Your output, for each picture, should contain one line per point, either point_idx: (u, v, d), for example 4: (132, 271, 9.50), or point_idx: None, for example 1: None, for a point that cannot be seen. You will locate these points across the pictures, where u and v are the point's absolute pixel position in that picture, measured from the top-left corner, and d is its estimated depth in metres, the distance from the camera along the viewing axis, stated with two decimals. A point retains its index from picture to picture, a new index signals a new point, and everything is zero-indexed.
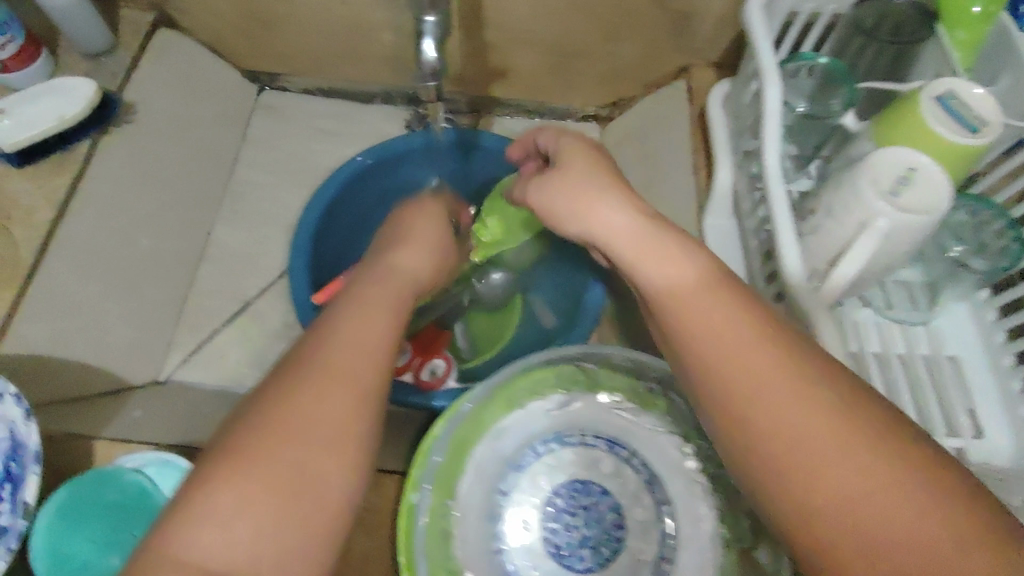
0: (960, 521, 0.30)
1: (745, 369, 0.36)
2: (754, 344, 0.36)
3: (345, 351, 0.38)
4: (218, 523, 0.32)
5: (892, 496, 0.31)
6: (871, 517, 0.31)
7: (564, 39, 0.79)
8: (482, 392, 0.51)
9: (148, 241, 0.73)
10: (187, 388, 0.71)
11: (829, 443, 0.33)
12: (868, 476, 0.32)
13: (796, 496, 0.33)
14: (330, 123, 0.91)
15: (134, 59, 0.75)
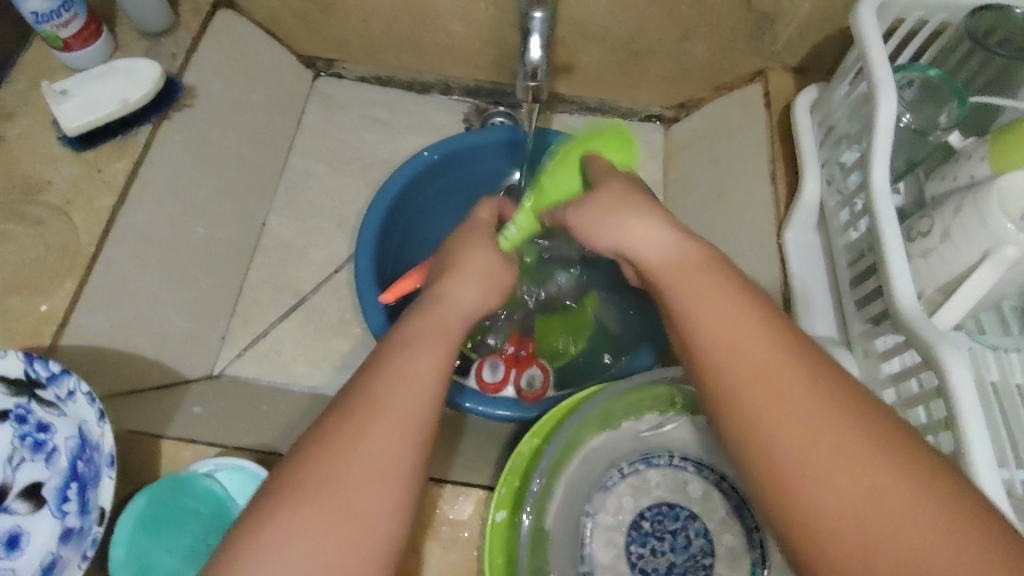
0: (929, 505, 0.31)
1: (745, 357, 0.36)
2: (738, 319, 0.37)
3: (404, 389, 0.39)
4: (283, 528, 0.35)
5: (870, 477, 0.32)
6: (851, 497, 0.32)
7: (639, 37, 0.75)
8: (587, 411, 0.50)
9: (204, 229, 0.70)
10: (242, 385, 0.68)
11: (817, 427, 0.33)
12: (854, 461, 0.32)
13: (782, 481, 0.33)
14: (384, 111, 0.85)
15: (193, 42, 0.72)
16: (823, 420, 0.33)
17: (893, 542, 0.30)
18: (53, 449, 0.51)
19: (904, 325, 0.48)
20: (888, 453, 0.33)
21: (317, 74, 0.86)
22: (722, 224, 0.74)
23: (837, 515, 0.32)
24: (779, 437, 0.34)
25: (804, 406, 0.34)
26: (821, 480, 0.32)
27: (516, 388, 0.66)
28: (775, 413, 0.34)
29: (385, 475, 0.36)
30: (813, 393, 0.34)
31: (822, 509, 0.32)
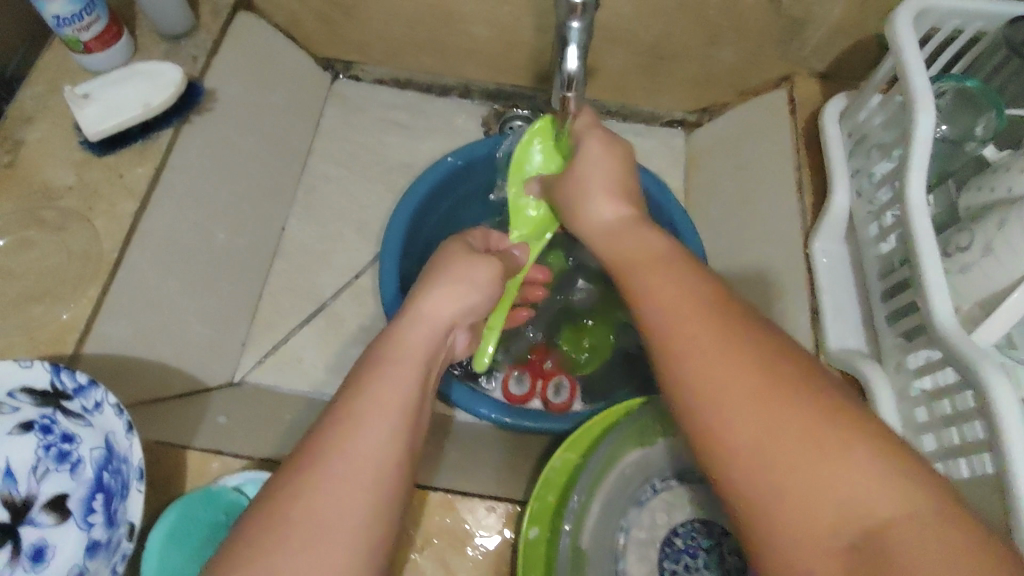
0: (832, 439, 0.32)
1: (672, 317, 0.38)
2: (680, 299, 0.39)
3: (363, 437, 0.34)
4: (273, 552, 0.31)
5: (782, 418, 0.33)
6: (759, 434, 0.33)
7: (664, 41, 0.74)
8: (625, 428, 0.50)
9: (224, 235, 0.70)
10: (263, 392, 0.67)
11: (732, 373, 0.35)
12: (766, 403, 0.34)
13: (705, 431, 0.35)
14: (403, 114, 0.84)
15: (214, 43, 0.71)
16: (739, 366, 0.35)
17: (794, 475, 0.32)
18: (78, 460, 0.50)
19: (942, 341, 0.47)
20: (799, 394, 0.34)
21: (336, 75, 0.85)
22: (747, 231, 0.73)
23: (748, 454, 0.33)
24: (703, 386, 0.35)
25: (721, 356, 0.36)
26: (733, 420, 0.34)
27: (543, 399, 0.66)
28: (697, 366, 0.36)
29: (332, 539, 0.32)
30: (728, 344, 0.36)
31: (732, 448, 0.34)
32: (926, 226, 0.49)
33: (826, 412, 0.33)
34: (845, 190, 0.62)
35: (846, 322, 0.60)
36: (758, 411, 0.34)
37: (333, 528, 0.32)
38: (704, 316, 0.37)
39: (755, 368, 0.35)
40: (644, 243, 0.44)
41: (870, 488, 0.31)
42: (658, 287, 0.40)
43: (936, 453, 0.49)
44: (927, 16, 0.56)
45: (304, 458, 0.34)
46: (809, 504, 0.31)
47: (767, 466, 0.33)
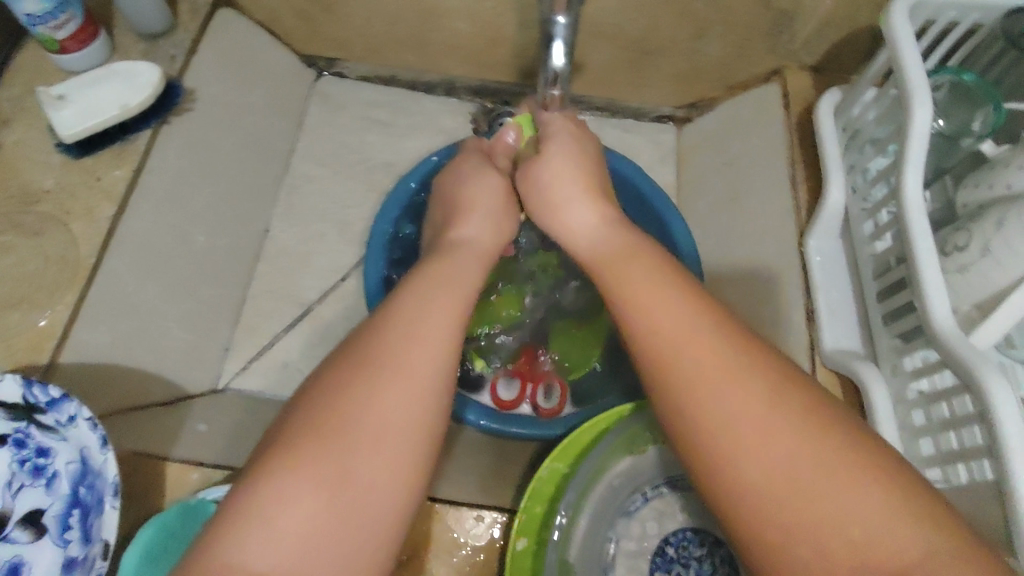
0: (855, 472, 0.32)
1: (689, 339, 0.36)
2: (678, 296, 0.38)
3: (382, 395, 0.35)
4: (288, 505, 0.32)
5: (806, 450, 0.32)
6: (784, 467, 0.32)
7: (654, 35, 0.73)
8: (613, 438, 0.49)
9: (204, 236, 0.68)
10: (245, 399, 0.66)
11: (753, 402, 0.34)
12: (789, 435, 0.33)
13: (713, 438, 0.33)
14: (388, 111, 0.82)
15: (193, 42, 0.70)
16: (756, 396, 0.34)
17: (821, 510, 0.31)
18: (54, 474, 0.48)
19: (939, 344, 0.46)
20: (819, 425, 0.33)
21: (319, 73, 0.83)
22: (738, 228, 0.72)
23: (774, 488, 0.32)
24: (723, 418, 0.34)
25: (739, 386, 0.34)
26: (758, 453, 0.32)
27: (532, 405, 0.64)
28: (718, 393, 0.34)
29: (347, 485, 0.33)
30: (746, 372, 0.34)
31: (757, 481, 0.32)
32: (921, 224, 0.48)
33: (847, 444, 0.33)
34: (839, 186, 0.61)
35: (840, 322, 0.59)
36: (782, 443, 0.32)
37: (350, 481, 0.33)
38: (720, 339, 0.36)
39: (775, 397, 0.34)
40: (613, 242, 0.44)
41: (897, 522, 0.31)
42: (660, 300, 0.38)
43: (934, 458, 0.48)
44: (920, 9, 0.54)
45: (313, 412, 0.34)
46: (840, 541, 0.31)
47: (793, 502, 0.31)
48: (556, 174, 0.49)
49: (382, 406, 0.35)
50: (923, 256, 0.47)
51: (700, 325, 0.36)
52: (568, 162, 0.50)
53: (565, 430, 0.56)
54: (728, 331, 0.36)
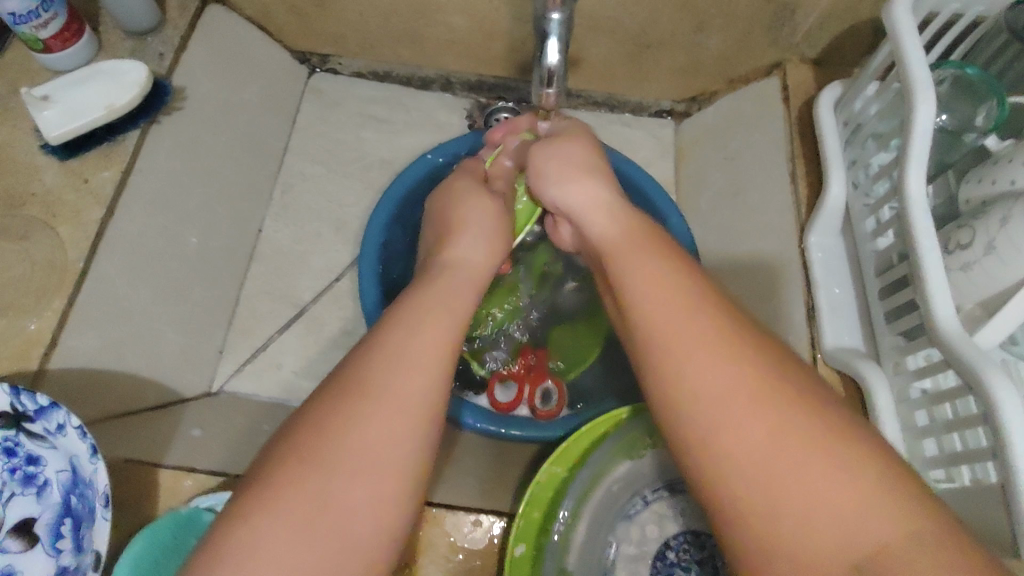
0: (825, 456, 0.31)
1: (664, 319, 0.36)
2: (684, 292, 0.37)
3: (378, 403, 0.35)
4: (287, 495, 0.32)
5: (778, 434, 0.32)
6: (755, 451, 0.32)
7: (652, 28, 0.72)
8: (613, 442, 0.49)
9: (198, 239, 0.67)
10: (239, 402, 0.65)
11: (725, 384, 0.33)
12: (760, 416, 0.32)
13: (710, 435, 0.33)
14: (383, 108, 0.81)
15: (182, 39, 0.68)
16: (728, 377, 0.34)
17: (785, 495, 0.31)
18: (45, 483, 0.47)
19: (942, 344, 0.45)
20: (791, 406, 0.33)
21: (312, 70, 0.82)
22: (738, 224, 0.71)
23: (744, 470, 0.32)
24: (695, 405, 0.34)
25: (714, 369, 0.34)
26: (726, 435, 0.32)
27: (529, 405, 0.63)
28: (689, 378, 0.34)
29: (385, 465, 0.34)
30: (721, 354, 0.34)
31: (731, 465, 0.32)
32: (923, 221, 0.47)
33: (821, 429, 0.32)
34: (840, 181, 0.60)
35: (841, 321, 0.58)
36: (750, 426, 0.32)
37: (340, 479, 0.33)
38: (697, 322, 0.35)
39: (749, 380, 0.33)
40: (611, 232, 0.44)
41: (868, 508, 0.30)
42: (653, 291, 0.38)
43: (937, 459, 0.47)
44: (922, 1, 0.53)
45: (345, 390, 0.35)
46: (809, 527, 0.30)
47: (763, 485, 0.31)
48: (574, 169, 0.48)
49: (416, 388, 0.35)
50: (925, 253, 0.47)
51: (682, 313, 0.36)
52: (578, 156, 0.49)
53: (564, 431, 0.55)
54: (709, 313, 0.36)
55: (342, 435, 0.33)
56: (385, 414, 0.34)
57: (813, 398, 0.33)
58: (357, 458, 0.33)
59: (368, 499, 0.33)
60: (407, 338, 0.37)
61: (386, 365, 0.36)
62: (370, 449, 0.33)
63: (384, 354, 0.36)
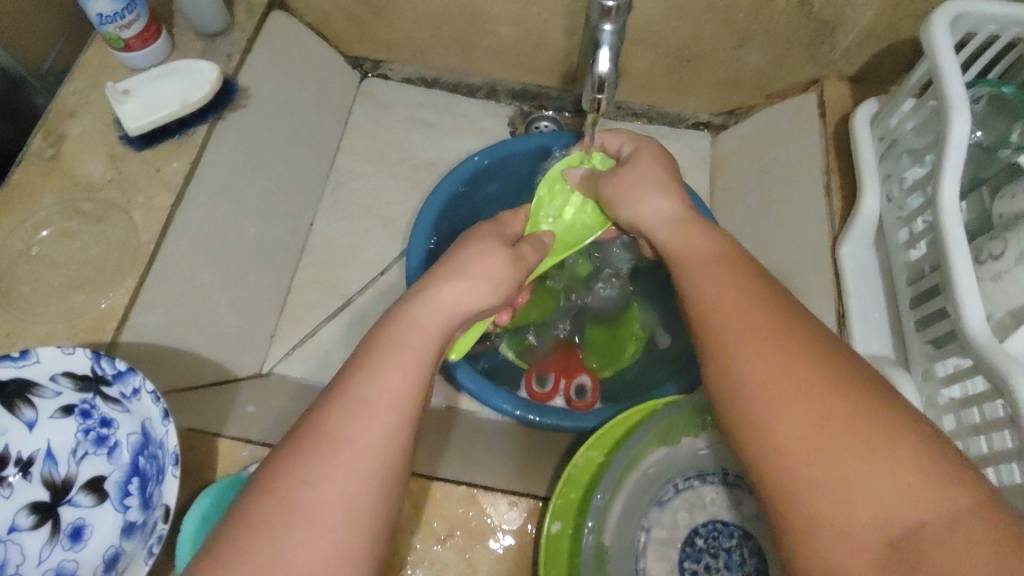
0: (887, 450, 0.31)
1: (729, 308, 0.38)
2: (735, 292, 0.39)
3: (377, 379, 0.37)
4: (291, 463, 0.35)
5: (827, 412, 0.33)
6: (808, 416, 0.33)
7: (692, 43, 0.74)
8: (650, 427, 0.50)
9: (255, 228, 0.71)
10: (289, 384, 0.68)
11: (785, 360, 0.35)
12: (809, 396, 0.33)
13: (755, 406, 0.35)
14: (428, 113, 0.85)
15: (248, 42, 0.73)
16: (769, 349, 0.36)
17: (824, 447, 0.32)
18: (116, 444, 0.51)
19: (971, 347, 0.46)
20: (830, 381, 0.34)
21: (364, 74, 0.86)
22: (770, 234, 0.73)
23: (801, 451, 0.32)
24: (760, 397, 0.35)
25: (783, 355, 0.35)
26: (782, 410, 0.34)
27: (566, 398, 0.66)
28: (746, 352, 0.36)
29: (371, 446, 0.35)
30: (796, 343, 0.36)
31: (791, 444, 0.33)
32: (953, 229, 0.49)
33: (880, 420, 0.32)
34: (875, 194, 0.62)
35: (873, 330, 0.60)
36: (811, 407, 0.33)
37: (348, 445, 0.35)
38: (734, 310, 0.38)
39: (809, 368, 0.34)
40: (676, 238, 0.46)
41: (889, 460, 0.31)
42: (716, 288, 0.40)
43: (964, 461, 0.49)
44: (960, 21, 0.56)
45: (321, 422, 0.36)
46: (863, 511, 0.30)
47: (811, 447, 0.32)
48: (637, 181, 0.51)
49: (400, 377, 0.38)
50: (957, 262, 0.48)
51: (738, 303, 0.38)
52: (654, 173, 0.52)
53: (599, 422, 0.57)
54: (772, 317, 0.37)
55: (323, 461, 0.34)
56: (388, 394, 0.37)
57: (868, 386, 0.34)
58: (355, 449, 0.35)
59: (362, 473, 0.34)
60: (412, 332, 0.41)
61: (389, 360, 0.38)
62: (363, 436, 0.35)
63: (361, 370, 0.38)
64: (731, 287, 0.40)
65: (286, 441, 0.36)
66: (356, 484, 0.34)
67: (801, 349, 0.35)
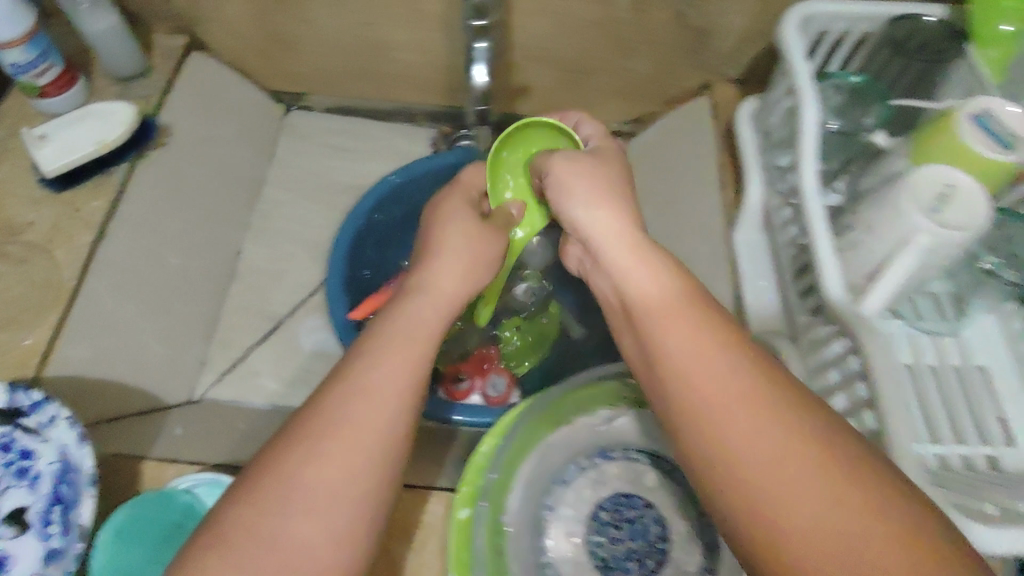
0: (880, 508, 0.29)
1: (703, 359, 0.35)
2: (694, 339, 0.36)
3: (349, 410, 0.37)
4: (270, 491, 0.35)
5: (815, 488, 0.30)
6: (788, 486, 0.31)
7: (587, 58, 0.80)
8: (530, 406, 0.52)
9: (179, 259, 0.73)
10: (219, 407, 0.70)
11: (770, 427, 0.32)
12: (789, 470, 0.31)
13: (737, 471, 0.32)
14: (347, 141, 0.90)
15: (166, 83, 0.76)
16: (750, 418, 0.33)
17: (805, 517, 0.30)
18: (36, 474, 0.52)
19: (834, 311, 0.50)
20: (806, 446, 0.32)
21: (287, 108, 0.91)
22: (674, 230, 0.78)
23: (796, 549, 0.29)
24: (754, 463, 0.32)
25: (774, 418, 0.33)
26: (773, 477, 0.31)
27: (483, 395, 0.72)
28: (726, 421, 0.33)
29: (344, 479, 0.36)
30: (776, 413, 0.33)
31: (788, 517, 0.30)
32: (814, 207, 0.54)
33: (901, 488, 0.30)
34: (759, 182, 0.66)
35: (766, 308, 0.64)
36: (807, 478, 0.31)
37: (328, 480, 0.36)
38: (707, 362, 0.35)
39: (794, 434, 0.32)
40: (620, 257, 0.43)
41: (878, 536, 0.28)
42: (678, 332, 0.37)
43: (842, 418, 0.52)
44: (811, 21, 0.61)
45: (278, 453, 0.36)
46: None
47: (809, 525, 0.29)
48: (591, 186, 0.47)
49: (375, 416, 0.38)
50: (821, 238, 0.53)
51: (713, 366, 0.35)
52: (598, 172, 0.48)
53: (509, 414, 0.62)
54: (754, 374, 0.34)
55: (279, 494, 0.35)
56: (360, 433, 0.37)
57: (853, 449, 0.32)
58: (332, 480, 0.36)
59: (337, 500, 0.35)
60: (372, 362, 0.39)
61: (359, 393, 0.38)
62: (334, 467, 0.36)
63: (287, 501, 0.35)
64: (697, 333, 0.36)
65: (255, 474, 0.36)
66: (341, 503, 0.36)
67: (772, 410, 0.33)
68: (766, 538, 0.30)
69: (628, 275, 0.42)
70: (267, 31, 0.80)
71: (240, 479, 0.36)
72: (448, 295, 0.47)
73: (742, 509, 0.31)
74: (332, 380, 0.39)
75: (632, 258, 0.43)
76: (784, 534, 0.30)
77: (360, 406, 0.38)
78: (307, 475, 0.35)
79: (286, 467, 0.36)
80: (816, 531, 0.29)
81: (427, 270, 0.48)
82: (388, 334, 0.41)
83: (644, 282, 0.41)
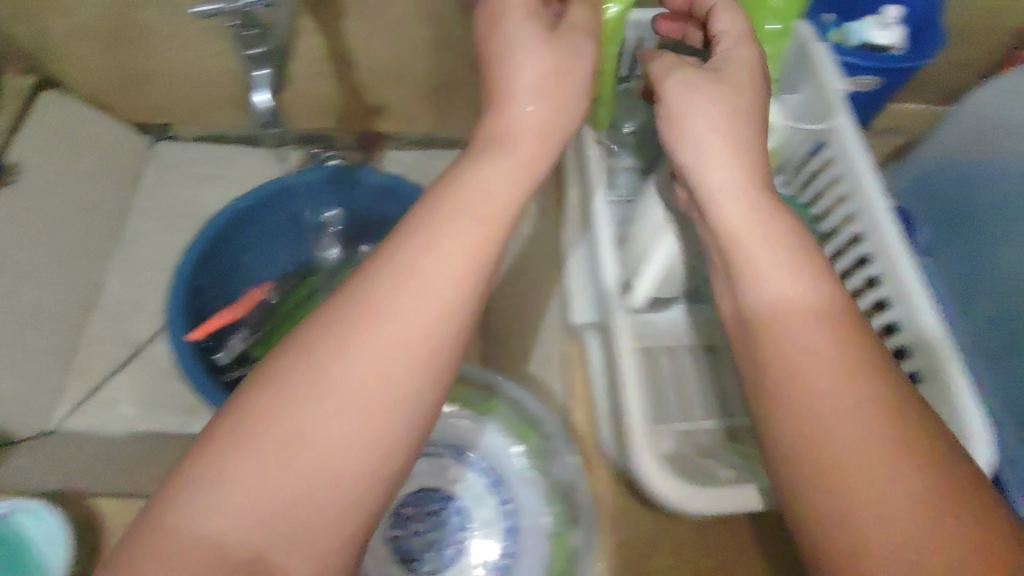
0: (923, 495, 0.33)
1: (822, 349, 0.36)
2: (811, 333, 0.37)
3: (348, 355, 0.34)
4: (238, 466, 0.31)
5: (892, 472, 0.34)
6: (866, 472, 0.34)
7: (429, 74, 0.83)
8: None
9: (32, 295, 0.74)
10: (74, 436, 0.73)
11: (872, 422, 0.35)
12: (892, 462, 0.34)
13: (826, 453, 0.35)
14: (212, 168, 0.92)
15: (15, 123, 0.78)
16: (852, 407, 0.35)
17: (853, 496, 0.34)
18: None
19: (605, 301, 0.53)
20: (912, 440, 0.34)
21: (152, 139, 0.93)
22: None
23: (876, 539, 0.33)
24: (843, 450, 0.34)
25: (862, 405, 0.35)
26: (853, 459, 0.34)
27: None
28: (822, 398, 0.35)
29: (332, 460, 0.32)
30: (876, 405, 0.35)
31: (860, 500, 0.33)
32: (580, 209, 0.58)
33: (925, 474, 0.34)
34: None
35: None
36: (882, 465, 0.34)
37: (317, 449, 0.32)
38: (827, 357, 0.36)
39: (873, 431, 0.34)
40: (711, 186, 0.42)
41: (887, 521, 0.33)
42: (802, 324, 0.37)
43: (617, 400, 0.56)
44: None
45: (213, 441, 0.32)
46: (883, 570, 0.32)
47: (829, 489, 0.34)
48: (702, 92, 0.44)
49: (407, 350, 0.35)
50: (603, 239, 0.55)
51: (829, 363, 0.36)
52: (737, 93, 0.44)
53: None
54: (853, 372, 0.36)
55: (213, 479, 0.31)
56: (357, 392, 0.33)
57: (918, 439, 0.35)
58: (313, 441, 0.32)
59: (319, 478, 0.32)
60: (394, 295, 0.35)
61: (336, 354, 0.34)
62: (318, 431, 0.32)
63: (214, 491, 0.31)
64: (818, 330, 0.37)
65: (234, 438, 0.32)
66: (305, 486, 0.32)
67: (869, 401, 0.35)
68: (811, 513, 0.34)
69: (746, 242, 0.40)
70: (120, 69, 0.81)
71: (200, 447, 0.33)
72: (489, 206, 0.39)
73: (817, 491, 0.34)
74: (338, 312, 0.35)
75: (731, 202, 0.41)
76: (829, 512, 0.34)
77: (396, 308, 0.35)
78: (311, 437, 0.32)
79: (241, 438, 0.32)
80: (869, 497, 0.33)
81: (449, 170, 0.41)
82: (434, 233, 0.37)
83: (771, 262, 0.39)
